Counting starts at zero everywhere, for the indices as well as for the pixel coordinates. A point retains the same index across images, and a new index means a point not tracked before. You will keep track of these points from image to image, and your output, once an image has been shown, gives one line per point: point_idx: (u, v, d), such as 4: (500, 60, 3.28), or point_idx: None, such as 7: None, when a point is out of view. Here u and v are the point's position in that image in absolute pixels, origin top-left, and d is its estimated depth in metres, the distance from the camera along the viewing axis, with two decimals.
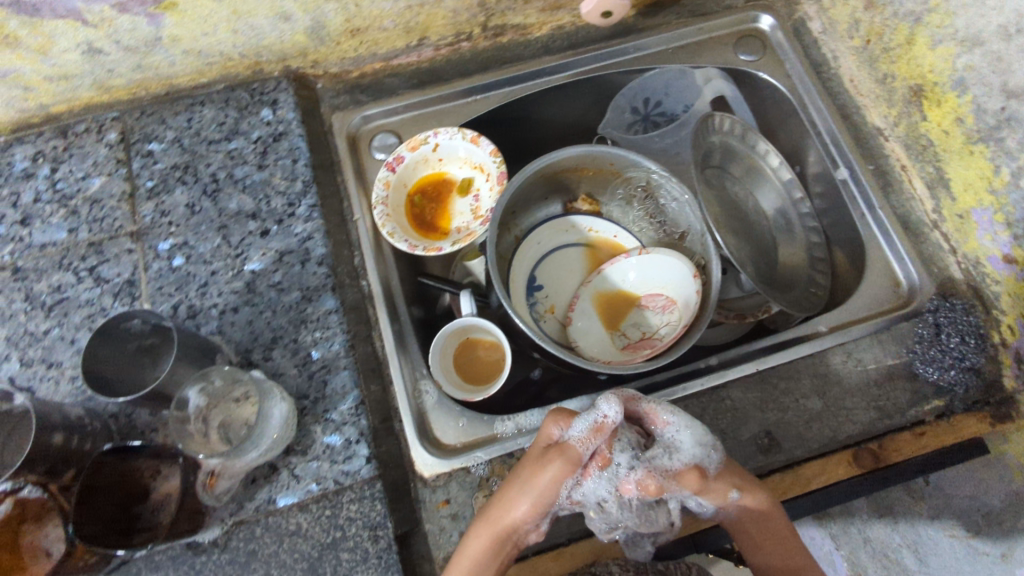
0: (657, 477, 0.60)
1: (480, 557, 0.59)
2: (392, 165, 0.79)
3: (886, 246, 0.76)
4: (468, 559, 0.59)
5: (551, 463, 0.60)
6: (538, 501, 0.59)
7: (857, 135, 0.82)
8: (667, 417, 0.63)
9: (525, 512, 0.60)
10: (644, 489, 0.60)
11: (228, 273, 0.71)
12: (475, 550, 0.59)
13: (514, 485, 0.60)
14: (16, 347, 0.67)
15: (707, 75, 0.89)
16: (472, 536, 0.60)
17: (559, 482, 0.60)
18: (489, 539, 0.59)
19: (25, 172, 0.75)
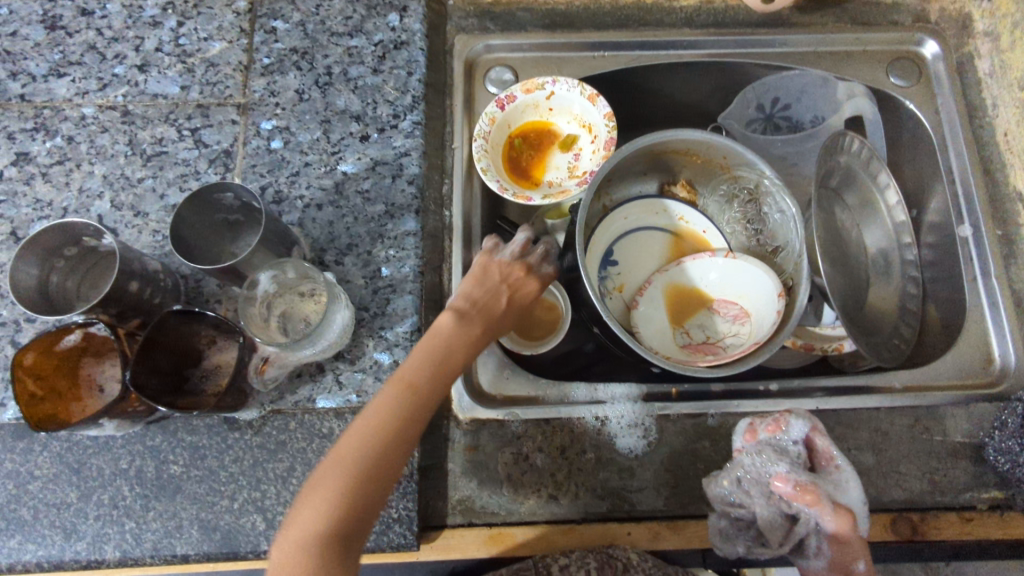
0: (819, 490, 0.59)
1: (451, 367, 0.47)
2: (503, 102, 0.77)
3: (990, 320, 0.72)
4: (435, 362, 0.47)
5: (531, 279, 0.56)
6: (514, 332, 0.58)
7: (994, 194, 0.76)
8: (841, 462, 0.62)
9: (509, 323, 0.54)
10: (799, 494, 0.58)
11: (321, 168, 0.70)
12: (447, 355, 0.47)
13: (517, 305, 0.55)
14: (110, 187, 0.69)
15: (852, 90, 0.82)
16: (445, 332, 0.48)
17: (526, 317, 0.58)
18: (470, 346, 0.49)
19: (153, 19, 0.75)
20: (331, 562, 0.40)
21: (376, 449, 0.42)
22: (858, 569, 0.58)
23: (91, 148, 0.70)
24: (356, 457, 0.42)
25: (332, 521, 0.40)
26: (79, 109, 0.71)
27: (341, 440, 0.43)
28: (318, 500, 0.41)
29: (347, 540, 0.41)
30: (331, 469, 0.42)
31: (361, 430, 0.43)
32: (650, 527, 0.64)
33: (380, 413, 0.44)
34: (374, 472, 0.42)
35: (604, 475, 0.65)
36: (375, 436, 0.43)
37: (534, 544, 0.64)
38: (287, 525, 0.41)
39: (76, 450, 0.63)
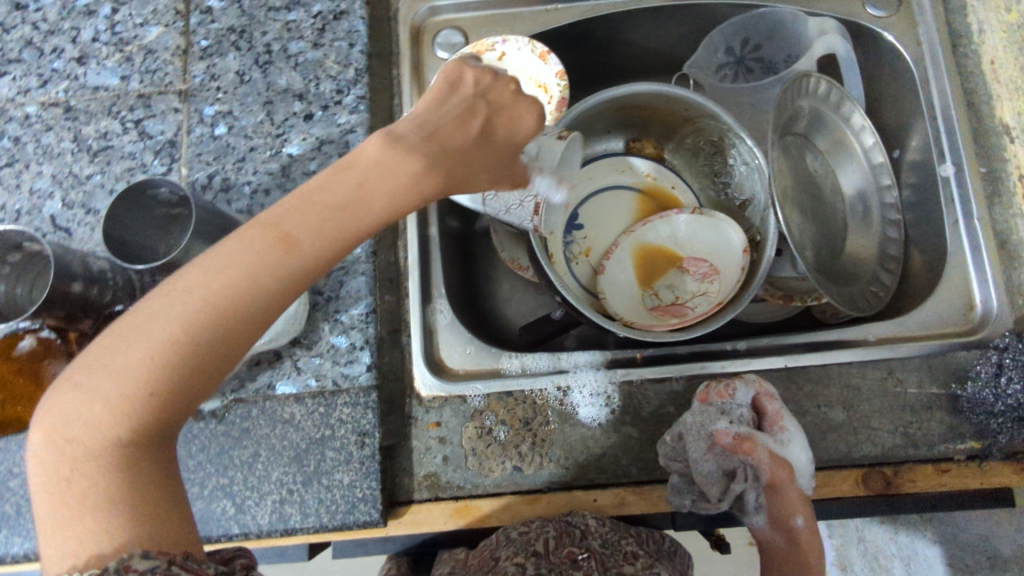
0: (758, 442, 0.60)
1: (337, 231, 0.42)
2: (472, 53, 0.71)
3: (972, 262, 0.68)
4: (325, 214, 0.41)
5: (521, 110, 0.57)
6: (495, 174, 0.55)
7: (978, 129, 0.71)
8: (786, 425, 0.62)
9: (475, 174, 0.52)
10: (738, 442, 0.60)
11: (267, 152, 0.69)
12: (348, 203, 0.42)
13: (484, 152, 0.53)
14: (60, 186, 0.69)
15: (823, 27, 0.76)
16: (351, 179, 0.43)
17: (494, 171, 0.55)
18: (385, 198, 0.44)
19: (88, 8, 0.73)
20: (125, 468, 0.37)
21: (202, 333, 0.38)
22: (796, 525, 0.61)
23: (38, 147, 0.70)
24: (190, 323, 0.38)
25: (135, 420, 0.37)
26: (23, 108, 0.71)
27: (164, 297, 0.38)
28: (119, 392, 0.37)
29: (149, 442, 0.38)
30: (161, 325, 0.38)
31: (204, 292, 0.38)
32: (615, 493, 0.64)
33: (237, 271, 0.39)
34: (203, 356, 0.38)
35: (568, 445, 0.65)
36: (210, 309, 0.38)
37: (500, 515, 0.64)
38: (65, 411, 0.37)
39: None
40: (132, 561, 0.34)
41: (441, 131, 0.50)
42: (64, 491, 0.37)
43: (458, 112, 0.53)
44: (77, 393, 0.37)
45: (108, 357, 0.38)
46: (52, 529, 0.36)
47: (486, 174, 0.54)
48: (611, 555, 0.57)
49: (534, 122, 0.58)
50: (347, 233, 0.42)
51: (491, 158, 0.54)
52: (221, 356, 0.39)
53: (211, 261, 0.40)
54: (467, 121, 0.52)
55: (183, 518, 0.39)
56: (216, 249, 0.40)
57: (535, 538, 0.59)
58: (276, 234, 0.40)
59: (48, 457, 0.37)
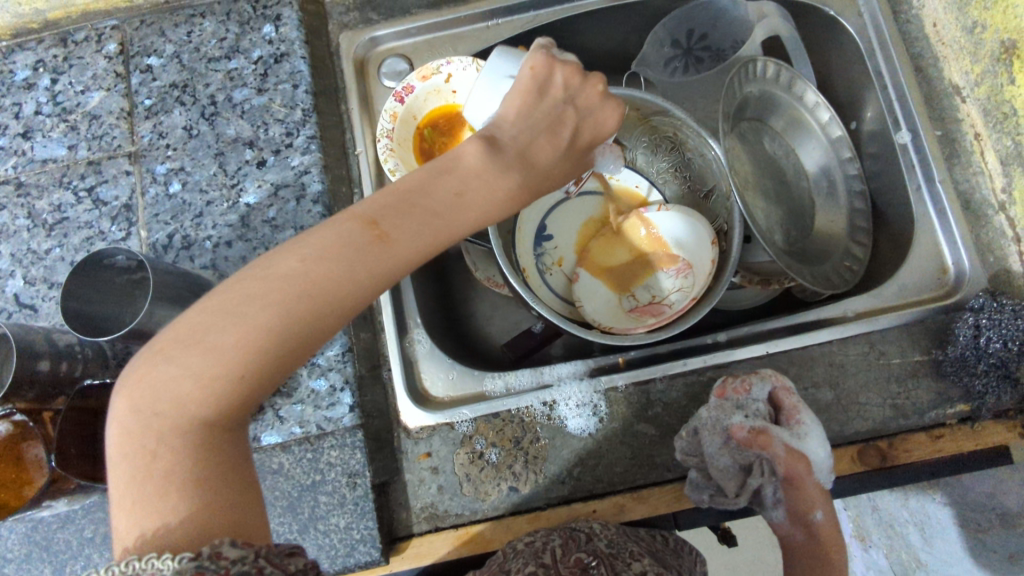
0: (773, 434, 0.58)
1: (436, 232, 0.43)
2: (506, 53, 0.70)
3: (939, 225, 0.68)
4: (423, 218, 0.42)
5: (607, 113, 0.52)
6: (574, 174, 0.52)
7: (929, 92, 0.71)
8: (805, 419, 0.60)
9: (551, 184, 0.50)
10: (755, 436, 0.58)
11: (224, 204, 0.68)
12: (444, 209, 0.43)
13: (561, 165, 0.49)
14: (20, 264, 0.68)
15: (762, 10, 0.77)
16: (456, 181, 0.44)
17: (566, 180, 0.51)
18: (480, 204, 0.44)
19: (26, 81, 0.72)
20: (208, 450, 0.39)
21: (297, 325, 0.39)
22: (815, 519, 0.59)
23: None
24: (291, 313, 0.39)
25: (219, 403, 0.39)
26: None
27: (261, 281, 0.39)
28: (208, 374, 0.38)
29: (226, 425, 0.40)
30: (264, 311, 0.39)
31: (302, 282, 0.39)
32: (614, 501, 0.64)
33: (340, 267, 0.40)
34: (292, 346, 0.40)
35: (561, 458, 0.65)
36: (309, 300, 0.39)
37: (502, 537, 0.63)
38: (150, 387, 0.38)
39: (40, 529, 0.63)
40: (222, 549, 0.36)
41: (520, 134, 0.48)
42: (148, 467, 0.38)
43: (546, 116, 0.49)
44: (169, 370, 0.38)
45: (198, 338, 0.39)
46: (127, 499, 0.38)
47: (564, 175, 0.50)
48: (618, 555, 0.56)
49: (618, 122, 0.52)
50: (442, 237, 0.43)
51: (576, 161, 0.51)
52: (307, 348, 0.41)
53: (311, 247, 0.40)
54: (556, 123, 0.49)
55: (253, 506, 0.41)
56: (313, 235, 0.40)
57: (542, 548, 0.57)
58: (372, 229, 0.41)
59: (131, 430, 0.38)
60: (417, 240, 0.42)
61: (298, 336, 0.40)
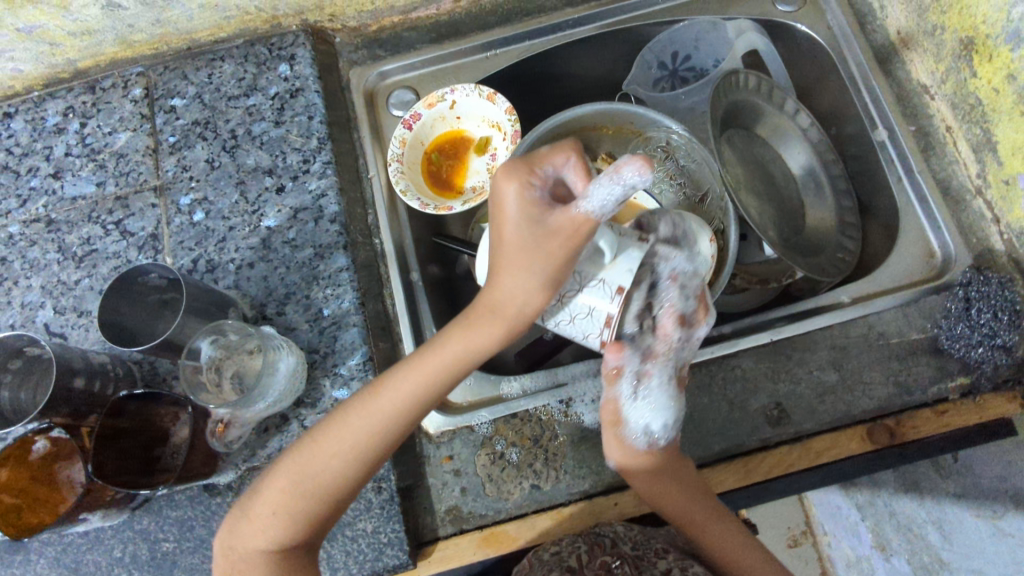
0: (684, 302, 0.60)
1: (431, 382, 0.53)
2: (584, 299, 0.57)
3: (922, 214, 0.72)
4: (419, 372, 0.53)
5: (513, 199, 0.51)
6: (540, 280, 0.51)
7: (901, 94, 0.76)
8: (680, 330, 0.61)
9: (516, 292, 0.52)
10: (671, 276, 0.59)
11: (245, 229, 0.72)
12: (438, 364, 0.53)
13: (513, 266, 0.52)
14: (51, 295, 0.71)
15: (740, 27, 0.83)
16: (442, 343, 0.54)
17: (530, 291, 0.52)
18: (454, 353, 0.53)
19: (57, 126, 0.77)
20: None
21: (322, 471, 0.53)
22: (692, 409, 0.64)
23: (25, 263, 0.72)
24: (316, 462, 0.53)
25: (279, 540, 0.52)
26: (6, 228, 0.74)
27: (301, 441, 0.54)
28: (264, 518, 0.52)
29: (293, 555, 0.53)
30: (297, 464, 0.53)
31: (324, 445, 0.53)
32: (633, 493, 0.65)
33: (350, 421, 0.53)
34: (322, 493, 0.53)
35: (580, 454, 0.67)
36: (331, 450, 0.53)
37: (528, 537, 0.64)
38: (237, 530, 0.53)
39: (70, 550, 0.65)
40: None
41: (485, 291, 0.54)
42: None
43: (498, 232, 0.53)
44: (244, 516, 0.53)
45: (261, 489, 0.54)
46: None
47: (524, 276, 0.52)
48: (643, 558, 0.59)
49: (515, 189, 0.51)
50: (438, 383, 0.53)
51: (528, 265, 0.51)
52: (338, 490, 0.53)
53: (336, 413, 0.55)
54: (503, 240, 0.52)
55: None
56: (342, 404, 0.55)
57: (568, 556, 0.59)
58: (374, 388, 0.54)
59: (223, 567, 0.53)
60: (414, 393, 0.53)
61: (329, 481, 0.53)
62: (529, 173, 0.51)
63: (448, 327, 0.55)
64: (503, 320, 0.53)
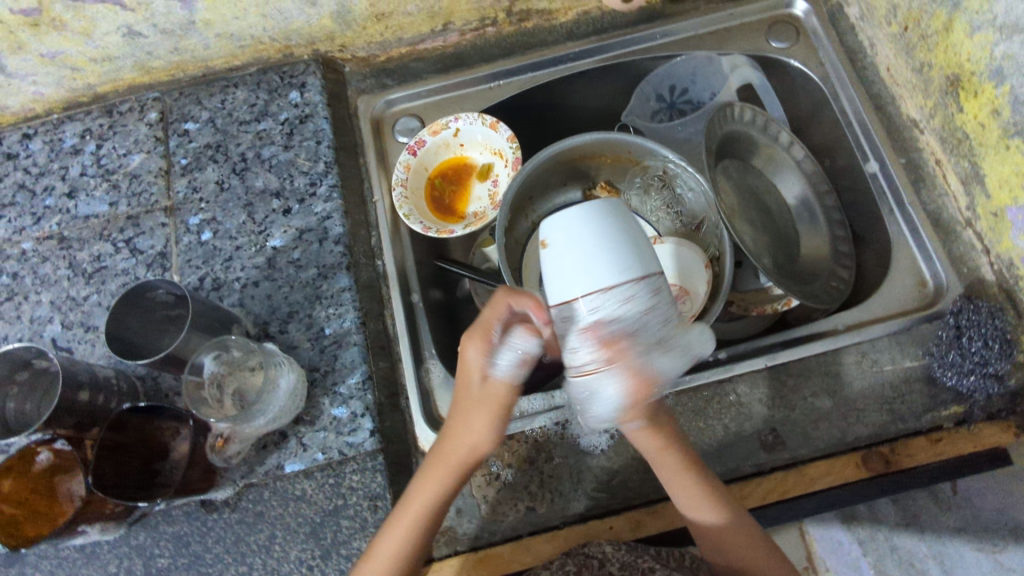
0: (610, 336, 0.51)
1: (422, 530, 0.59)
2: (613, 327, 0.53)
3: (915, 244, 0.74)
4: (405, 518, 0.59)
5: (468, 350, 0.59)
6: (500, 416, 0.59)
7: (891, 127, 0.78)
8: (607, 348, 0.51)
9: (476, 430, 0.60)
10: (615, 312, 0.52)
11: (252, 248, 0.74)
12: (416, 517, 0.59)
13: (464, 410, 0.61)
14: (59, 310, 0.73)
15: (734, 62, 0.86)
16: (411, 499, 0.60)
17: (488, 424, 0.60)
18: (428, 495, 0.60)
19: (74, 147, 0.80)
20: None
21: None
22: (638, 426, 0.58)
23: (35, 278, 0.74)
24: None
25: None
26: (19, 245, 0.76)
27: None
28: None
29: None
30: None
31: (388, 533, 0.59)
32: (629, 517, 0.65)
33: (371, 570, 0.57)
34: None
35: (575, 476, 0.67)
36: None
37: (523, 559, 0.65)
38: None
39: (64, 565, 0.65)
40: None
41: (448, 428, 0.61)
42: None
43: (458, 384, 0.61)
44: None
45: None
46: None
47: (477, 418, 0.60)
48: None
49: (479, 351, 0.58)
50: (422, 526, 0.59)
51: (491, 406, 0.59)
52: None
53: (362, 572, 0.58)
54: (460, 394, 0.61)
55: None
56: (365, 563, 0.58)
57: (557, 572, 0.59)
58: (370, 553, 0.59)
59: None
60: (406, 541, 0.58)
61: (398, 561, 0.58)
62: (484, 336, 0.58)
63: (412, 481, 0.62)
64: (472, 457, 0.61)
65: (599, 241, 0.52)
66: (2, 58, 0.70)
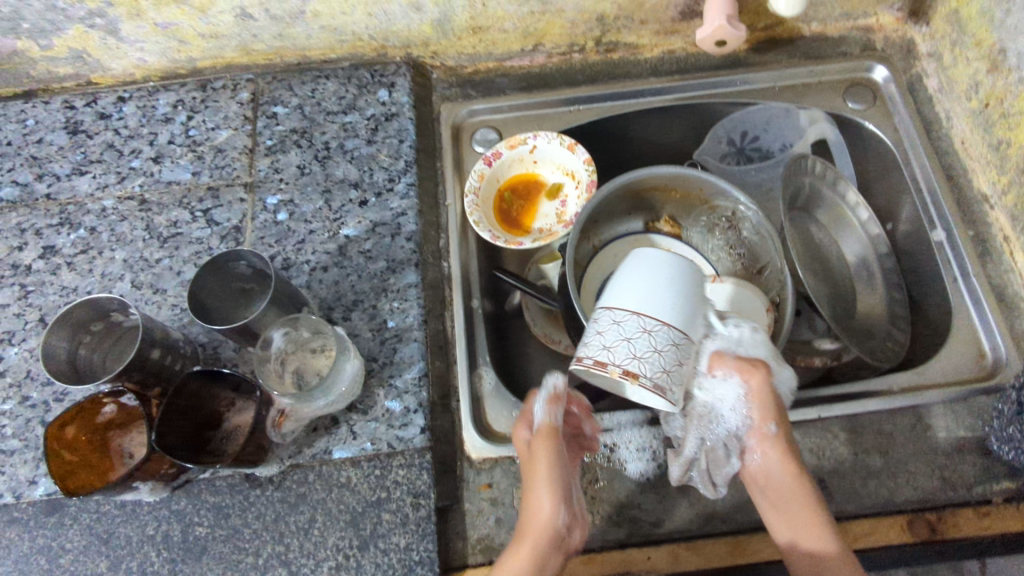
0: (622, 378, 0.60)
1: None
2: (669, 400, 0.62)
3: (976, 315, 0.74)
4: None
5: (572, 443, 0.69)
6: (550, 490, 0.59)
7: (961, 198, 0.79)
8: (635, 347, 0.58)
9: (545, 503, 0.59)
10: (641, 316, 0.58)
11: (325, 234, 0.76)
12: None
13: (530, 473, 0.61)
14: (131, 269, 0.74)
15: (813, 116, 0.88)
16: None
17: (557, 464, 0.60)
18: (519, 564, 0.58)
19: (165, 116, 0.82)
20: None
21: None
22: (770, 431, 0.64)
23: (111, 236, 0.76)
24: None
25: None
26: (100, 202, 0.78)
27: None
28: None
29: None
30: None
31: None
32: (667, 549, 0.64)
33: None
34: None
35: (616, 499, 0.67)
36: None
37: None
38: None
39: (105, 520, 0.66)
40: None
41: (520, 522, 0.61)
42: None
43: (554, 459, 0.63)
44: None
45: None
46: None
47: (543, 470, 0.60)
48: None
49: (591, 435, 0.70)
50: None
51: (534, 485, 0.60)
52: None
53: None
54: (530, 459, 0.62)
55: None
56: None
57: None
58: None
59: None
60: None
61: None
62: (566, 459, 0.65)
63: (504, 557, 0.59)
64: (536, 525, 0.59)
65: (663, 285, 0.60)
66: (119, 23, 0.73)
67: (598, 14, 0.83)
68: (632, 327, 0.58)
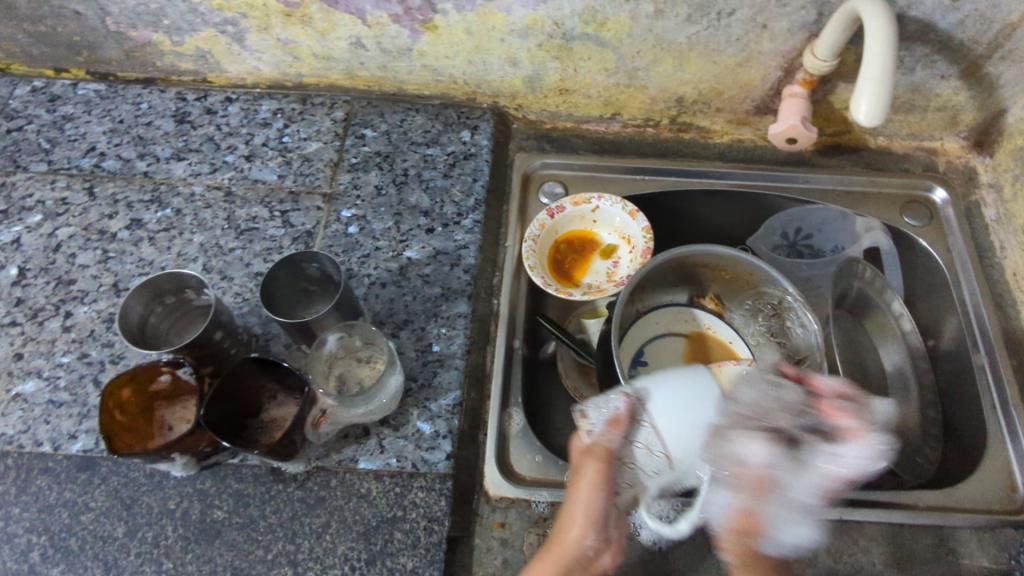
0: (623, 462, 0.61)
1: None
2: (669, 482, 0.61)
3: (1010, 446, 0.74)
4: None
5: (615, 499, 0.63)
6: (586, 514, 0.59)
7: (1008, 327, 0.80)
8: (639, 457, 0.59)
9: (579, 523, 0.59)
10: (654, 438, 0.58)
11: (389, 252, 0.80)
12: None
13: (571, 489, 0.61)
14: (205, 253, 0.79)
15: (869, 225, 0.90)
16: None
17: (600, 487, 0.59)
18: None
19: (265, 120, 0.88)
20: None
21: None
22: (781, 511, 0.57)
23: (194, 219, 0.81)
24: None
25: None
26: (190, 187, 0.83)
27: None
28: None
29: None
30: None
31: None
32: None
33: None
34: None
35: (626, 563, 0.66)
36: None
37: None
38: None
39: (130, 487, 0.68)
40: None
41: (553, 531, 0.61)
42: None
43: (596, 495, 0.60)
44: None
45: None
46: None
47: (587, 490, 0.59)
48: None
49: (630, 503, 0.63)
50: None
51: (573, 501, 0.60)
52: None
53: None
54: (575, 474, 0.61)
55: None
56: None
57: None
58: None
59: None
60: None
61: None
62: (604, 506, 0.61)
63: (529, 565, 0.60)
64: (568, 543, 0.59)
65: (695, 417, 0.57)
66: (247, 32, 0.81)
67: (677, 96, 0.88)
68: (651, 463, 0.59)
